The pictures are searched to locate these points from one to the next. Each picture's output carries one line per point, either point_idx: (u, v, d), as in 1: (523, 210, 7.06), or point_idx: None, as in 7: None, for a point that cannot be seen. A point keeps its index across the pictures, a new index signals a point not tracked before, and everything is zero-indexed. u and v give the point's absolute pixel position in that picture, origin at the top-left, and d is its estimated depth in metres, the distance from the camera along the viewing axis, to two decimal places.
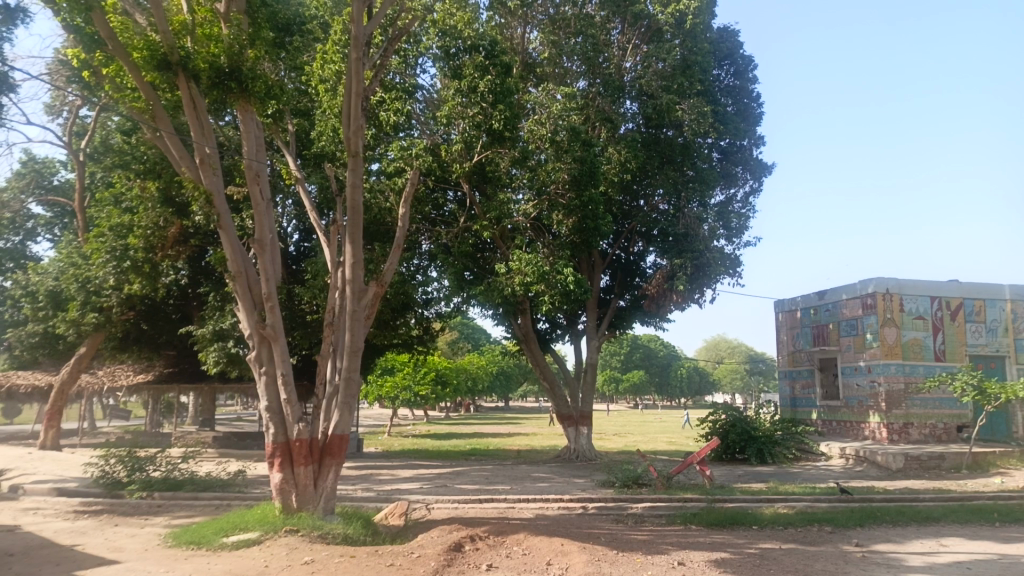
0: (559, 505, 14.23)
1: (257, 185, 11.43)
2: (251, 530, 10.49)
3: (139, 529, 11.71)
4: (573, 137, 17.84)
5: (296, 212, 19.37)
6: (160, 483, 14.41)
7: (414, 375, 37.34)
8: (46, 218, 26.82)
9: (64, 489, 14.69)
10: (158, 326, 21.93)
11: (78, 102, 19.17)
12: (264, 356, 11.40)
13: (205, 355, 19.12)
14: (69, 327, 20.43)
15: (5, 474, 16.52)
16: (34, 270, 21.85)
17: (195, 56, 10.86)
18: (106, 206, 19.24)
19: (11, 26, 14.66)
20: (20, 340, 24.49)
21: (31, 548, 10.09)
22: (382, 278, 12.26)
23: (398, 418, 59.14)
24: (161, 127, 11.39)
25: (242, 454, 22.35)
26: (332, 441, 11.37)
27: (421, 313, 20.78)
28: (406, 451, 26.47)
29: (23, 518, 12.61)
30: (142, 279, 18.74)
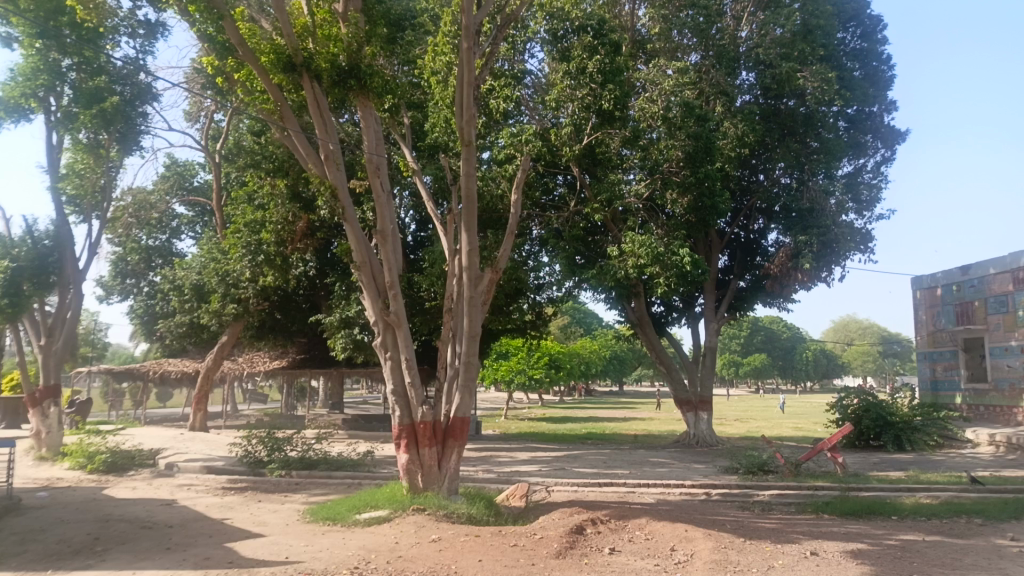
0: (682, 491, 14.00)
1: (377, 178, 11.84)
2: (381, 508, 10.97)
3: (280, 505, 12.51)
4: (687, 113, 17.41)
5: (412, 202, 19.89)
6: (297, 462, 15.31)
7: (528, 360, 37.78)
8: (188, 218, 29.37)
9: (213, 467, 15.90)
10: (290, 315, 23.24)
11: (213, 106, 20.55)
12: (389, 342, 11.81)
13: (334, 341, 20.15)
14: (212, 318, 21.99)
15: (162, 452, 18.10)
16: (180, 265, 23.65)
17: (316, 57, 11.35)
18: (240, 204, 20.55)
19: (152, 40, 15.89)
20: (170, 331, 26.62)
21: (188, 521, 11.01)
22: (497, 264, 12.45)
23: (513, 401, 60.02)
24: (288, 127, 11.91)
25: (369, 435, 23.40)
26: (455, 424, 11.70)
27: (533, 298, 20.83)
28: (523, 434, 26.81)
29: (180, 493, 13.77)
30: (275, 271, 20.07)
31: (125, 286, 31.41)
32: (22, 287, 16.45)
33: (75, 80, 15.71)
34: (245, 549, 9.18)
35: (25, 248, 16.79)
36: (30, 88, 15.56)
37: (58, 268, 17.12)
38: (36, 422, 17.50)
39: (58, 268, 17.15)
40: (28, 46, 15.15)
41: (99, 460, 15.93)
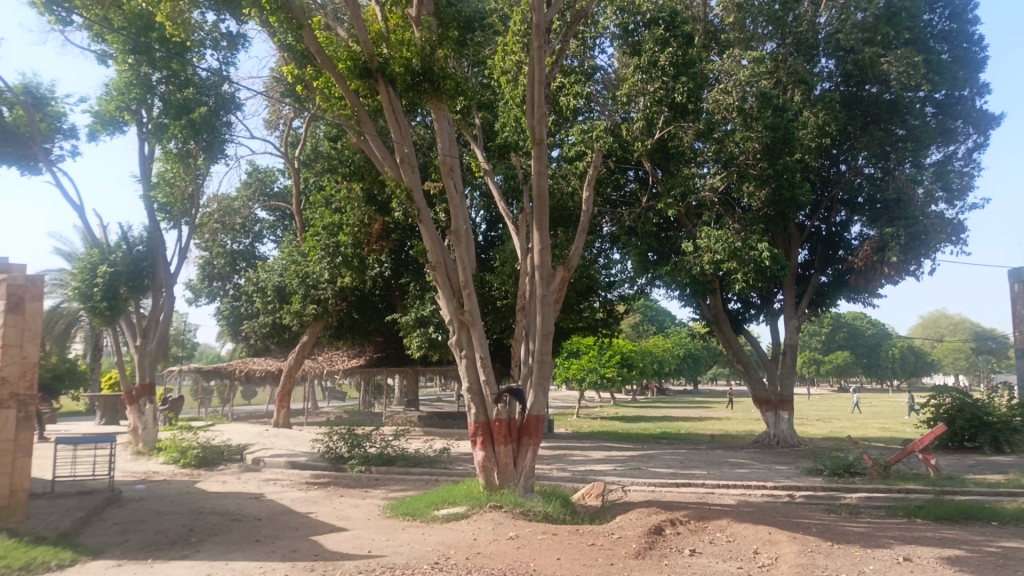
0: (763, 493, 13.63)
1: (450, 180, 11.99)
2: (458, 504, 11.10)
3: (361, 500, 12.84)
4: (764, 103, 17.03)
5: (483, 202, 20.01)
6: (376, 458, 15.68)
7: (600, 358, 37.47)
8: (269, 222, 30.58)
9: (297, 462, 16.45)
10: (367, 314, 23.75)
11: (291, 114, 21.28)
12: (464, 341, 11.92)
13: (410, 340, 20.48)
14: (294, 318, 22.70)
15: (249, 448, 18.86)
16: (262, 268, 24.55)
17: (390, 63, 11.60)
18: (319, 208, 21.17)
19: (234, 51, 16.54)
20: (255, 331, 27.67)
21: (275, 514, 11.42)
22: (569, 262, 12.45)
23: (584, 400, 59.73)
24: (365, 131, 12.17)
25: (444, 433, 23.74)
26: (529, 422, 11.76)
27: (604, 296, 20.38)
28: (596, 433, 26.67)
29: (266, 487, 14.32)
30: (352, 272, 20.55)
31: (212, 289, 32.78)
32: (119, 290, 17.37)
33: (164, 93, 16.45)
34: (329, 542, 9.45)
35: (121, 253, 17.69)
36: (124, 101, 16.38)
37: (151, 272, 18.00)
38: (133, 418, 18.49)
39: (151, 273, 18.04)
40: (122, 62, 15.94)
41: (191, 454, 16.69)
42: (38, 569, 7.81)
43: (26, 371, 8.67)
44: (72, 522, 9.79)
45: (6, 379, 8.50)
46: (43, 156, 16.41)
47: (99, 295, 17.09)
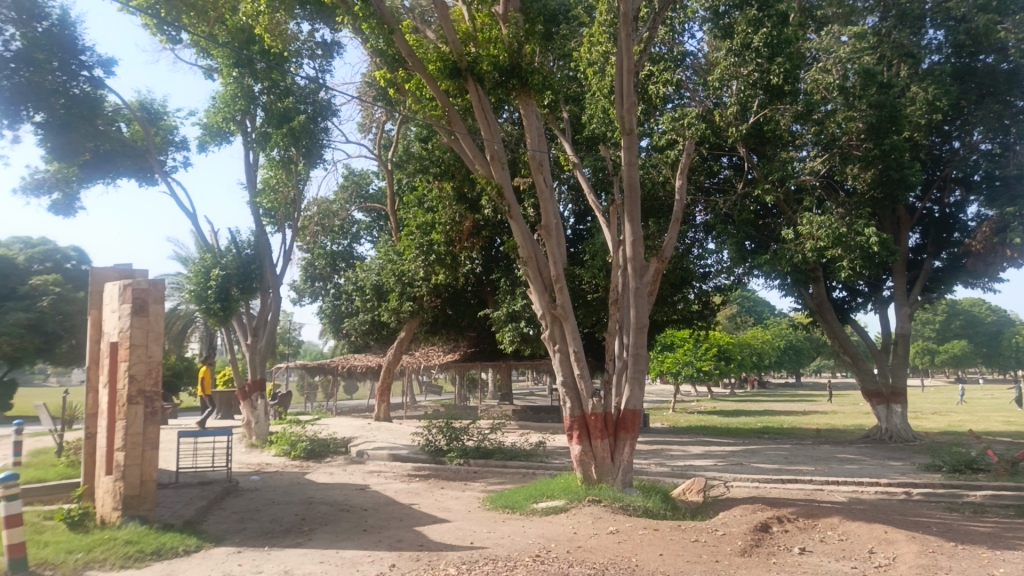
0: (877, 490, 13.00)
1: (540, 175, 12.06)
2: (557, 498, 11.11)
3: (461, 492, 13.09)
4: (867, 80, 16.13)
5: (573, 196, 19.93)
6: (474, 451, 15.96)
7: (695, 351, 36.44)
8: (366, 223, 31.54)
9: (398, 455, 16.95)
10: (461, 310, 23.99)
11: (383, 117, 21.89)
12: (557, 335, 11.91)
13: (502, 334, 20.65)
14: (392, 315, 23.46)
15: (353, 441, 19.58)
16: (360, 268, 25.38)
17: (479, 61, 11.71)
18: (413, 207, 21.65)
19: (329, 59, 17.16)
20: (355, 329, 28.67)
21: (381, 505, 11.82)
22: (662, 253, 12.22)
23: (679, 393, 58.59)
24: (456, 130, 12.33)
25: (539, 426, 23.81)
26: (626, 416, 11.64)
27: (699, 287, 20.01)
28: (694, 428, 26.09)
29: (371, 479, 14.82)
30: (446, 270, 21.19)
31: (315, 289, 34.27)
32: (231, 292, 18.35)
33: (266, 103, 17.17)
34: (433, 533, 9.69)
35: (231, 256, 18.66)
36: (229, 112, 17.27)
37: (259, 274, 18.98)
38: (247, 413, 19.57)
39: (259, 275, 19.01)
40: (227, 76, 16.78)
41: (300, 447, 17.46)
42: (167, 554, 8.38)
43: (151, 370, 9.27)
44: (196, 510, 10.45)
45: (134, 377, 9.14)
46: (159, 168, 17.55)
47: (213, 297, 18.13)
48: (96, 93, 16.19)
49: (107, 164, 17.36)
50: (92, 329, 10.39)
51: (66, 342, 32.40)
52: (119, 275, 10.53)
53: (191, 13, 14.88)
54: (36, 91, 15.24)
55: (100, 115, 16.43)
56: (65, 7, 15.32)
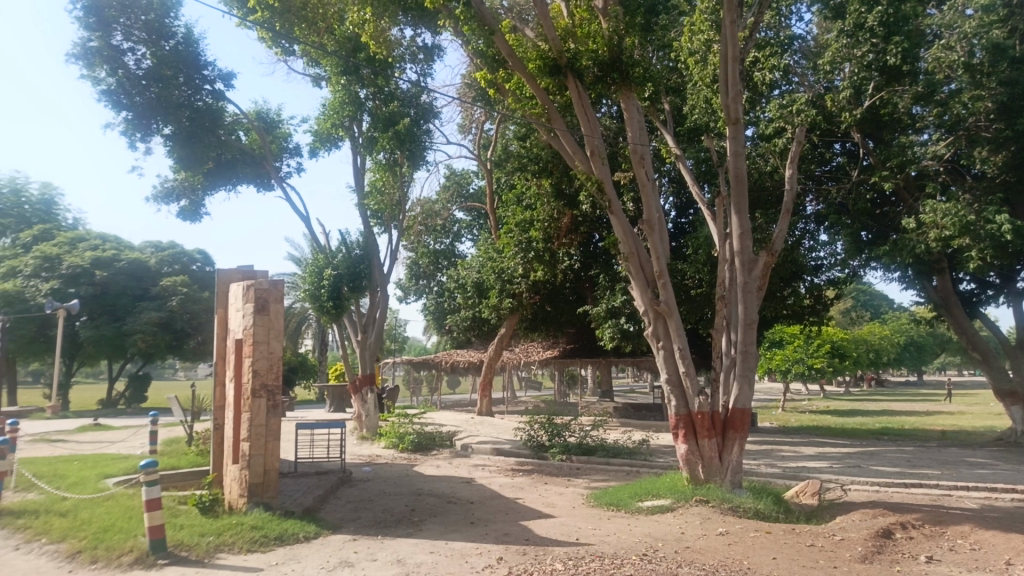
0: (1013, 498, 12.08)
1: (642, 169, 11.89)
2: (663, 497, 10.93)
3: (565, 488, 13.12)
4: (997, 56, 15.10)
5: (674, 188, 19.55)
6: (576, 448, 15.96)
7: (806, 348, 34.92)
8: (467, 222, 32.08)
9: (501, 450, 17.18)
10: (560, 306, 23.82)
11: (483, 116, 22.22)
12: (661, 332, 11.72)
13: (602, 331, 20.52)
14: (492, 312, 23.81)
15: (458, 435, 20.03)
16: (462, 265, 25.85)
17: (580, 57, 11.69)
18: (511, 206, 21.87)
19: (431, 62, 17.55)
20: (457, 325, 29.25)
21: (486, 499, 12.03)
22: (772, 247, 11.80)
23: (789, 392, 56.28)
24: (556, 127, 12.35)
25: (641, 424, 23.52)
26: (734, 415, 11.33)
27: (811, 280, 19.20)
28: (805, 428, 25.04)
29: (475, 473, 15.10)
30: (544, 266, 21.23)
31: (419, 287, 35.23)
32: (342, 290, 19.13)
33: (373, 108, 17.78)
34: (538, 528, 9.77)
35: (342, 256, 19.41)
36: (338, 117, 17.99)
37: (368, 273, 19.71)
38: (358, 406, 20.35)
39: (368, 274, 19.73)
40: (335, 84, 17.39)
41: (408, 440, 18.03)
42: (289, 540, 8.86)
43: (273, 365, 9.82)
44: (313, 499, 10.98)
45: (257, 372, 9.71)
46: (275, 174, 18.50)
47: (325, 295, 18.96)
48: (217, 105, 17.26)
49: (229, 171, 18.42)
50: (219, 327, 11.10)
51: (193, 339, 34.80)
52: (242, 275, 11.19)
53: (302, 25, 15.77)
54: (164, 106, 16.46)
55: (221, 126, 17.48)
56: (189, 26, 16.46)
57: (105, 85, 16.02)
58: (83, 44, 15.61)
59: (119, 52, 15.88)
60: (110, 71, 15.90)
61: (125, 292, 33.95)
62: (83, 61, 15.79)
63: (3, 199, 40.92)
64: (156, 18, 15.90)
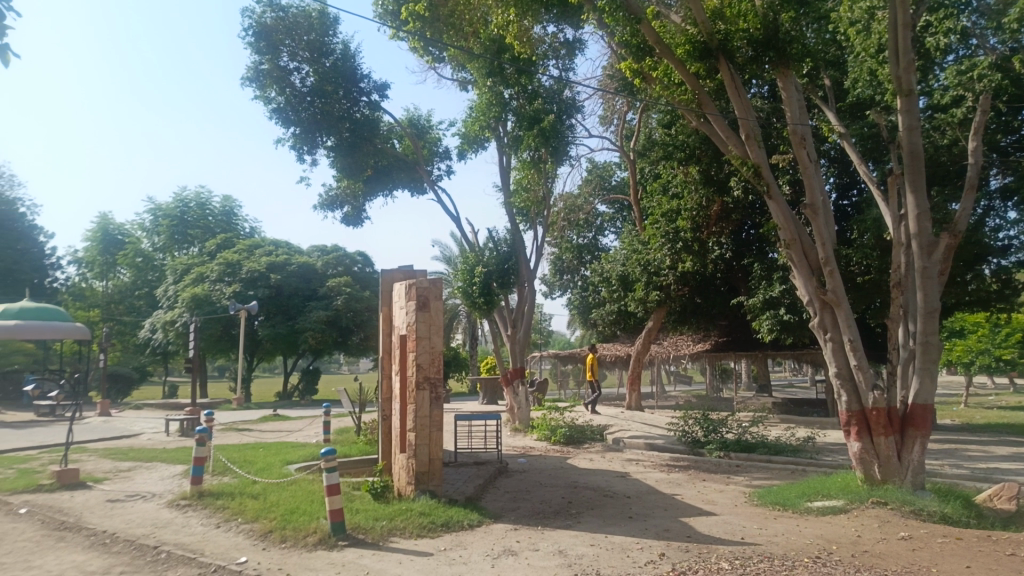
0: None
1: (803, 150, 11.25)
2: (834, 498, 10.33)
3: (724, 485, 12.70)
4: None
5: (835, 168, 18.41)
6: (735, 444, 15.41)
7: (993, 338, 31.52)
8: (609, 215, 31.81)
9: (655, 445, 16.91)
10: (711, 298, 23.18)
11: (625, 107, 21.93)
12: (828, 322, 11.06)
13: (759, 323, 19.59)
14: (639, 305, 23.46)
15: (609, 429, 19.96)
16: (606, 258, 25.67)
17: (731, 38, 11.29)
18: (656, 196, 21.33)
19: (573, 56, 17.59)
20: (603, 319, 29.15)
21: (643, 494, 11.88)
22: (955, 228, 10.75)
23: (972, 386, 51.08)
24: (707, 112, 11.99)
25: (804, 421, 22.28)
26: (914, 411, 10.52)
27: (997, 262, 17.41)
28: (995, 426, 22.61)
29: (629, 467, 14.96)
30: (693, 258, 20.48)
31: (563, 282, 35.41)
32: (492, 286, 19.64)
33: (517, 108, 18.01)
34: (700, 525, 9.53)
35: (490, 253, 19.88)
36: (485, 119, 18.41)
37: (515, 269, 20.06)
38: (510, 399, 20.80)
39: (515, 270, 20.08)
40: (482, 86, 17.86)
41: (560, 433, 18.21)
42: (455, 527, 9.21)
43: (434, 359, 10.23)
44: (474, 489, 11.36)
45: (420, 365, 10.16)
46: (427, 178, 19.23)
47: (477, 292, 19.54)
48: (374, 116, 18.18)
49: (385, 177, 19.32)
50: (384, 324, 11.73)
51: (355, 335, 37.08)
52: (404, 275, 11.77)
53: (450, 32, 16.66)
54: (328, 119, 17.67)
55: (378, 135, 18.41)
56: (346, 42, 17.49)
57: (275, 104, 17.43)
58: (256, 67, 17.09)
59: (286, 72, 17.24)
60: (279, 90, 17.31)
61: (296, 293, 36.72)
62: (255, 82, 17.29)
63: (192, 212, 45.64)
64: (317, 37, 17.14)
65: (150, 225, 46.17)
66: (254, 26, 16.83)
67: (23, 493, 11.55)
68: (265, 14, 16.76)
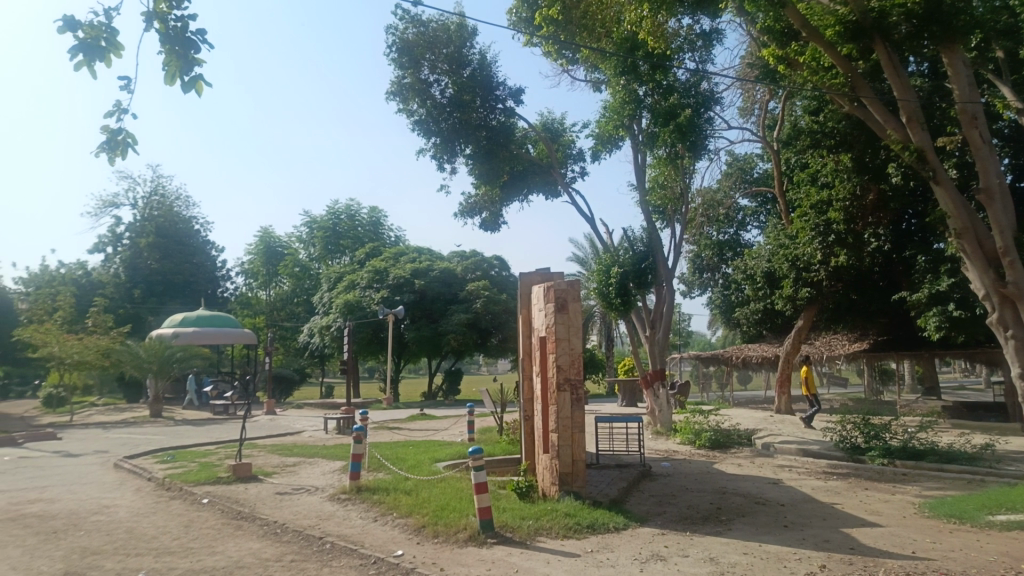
0: None
1: (974, 130, 10.62)
2: (1022, 512, 9.33)
3: (890, 495, 11.80)
4: None
5: (1010, 147, 16.76)
6: (900, 452, 14.29)
7: None
8: (752, 209, 30.51)
9: (809, 450, 16.02)
10: (868, 295, 21.66)
11: (766, 96, 20.91)
12: (1008, 316, 10.68)
13: (924, 320, 17.90)
14: (786, 303, 22.26)
15: (757, 433, 19.10)
16: (750, 255, 24.62)
17: (886, 14, 10.62)
18: (803, 187, 20.30)
19: (710, 47, 17.06)
20: (747, 318, 28.03)
21: (798, 502, 11.29)
22: None
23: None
24: (862, 96, 11.66)
25: (981, 427, 20.25)
26: None
27: None
28: None
29: (782, 474, 14.25)
30: (848, 250, 19.17)
31: (703, 280, 34.31)
32: (629, 287, 19.41)
33: (652, 104, 17.53)
34: (864, 537, 8.92)
35: (627, 253, 19.64)
36: (619, 119, 18.23)
37: (653, 269, 19.70)
38: (651, 401, 20.39)
39: (653, 269, 19.71)
40: (615, 85, 17.65)
41: (705, 437, 17.67)
42: (601, 529, 9.18)
43: (574, 360, 10.25)
44: (619, 491, 11.27)
45: (561, 367, 10.21)
46: (563, 181, 19.27)
47: (614, 293, 19.41)
48: (509, 122, 18.52)
49: (521, 182, 19.57)
50: (523, 326, 11.89)
51: (494, 337, 37.95)
52: (542, 277, 11.89)
53: (584, 33, 16.76)
54: (465, 128, 18.21)
55: (513, 141, 18.66)
56: (483, 52, 17.97)
57: (417, 116, 18.22)
58: (399, 81, 17.95)
59: (427, 84, 17.97)
60: (420, 103, 18.08)
61: (438, 297, 38.03)
62: (399, 96, 18.16)
63: (342, 223, 48.52)
64: (455, 49, 17.75)
65: (306, 237, 49.58)
66: (397, 43, 17.70)
67: (205, 484, 12.74)
68: (407, 30, 17.60)
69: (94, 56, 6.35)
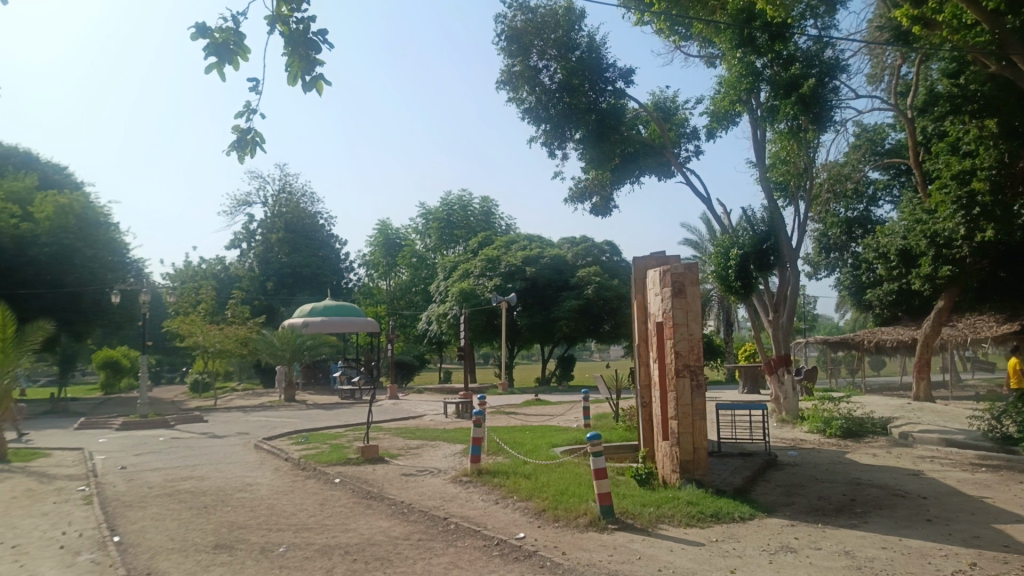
0: None
1: None
2: None
3: None
4: None
5: None
6: None
7: None
8: (883, 181, 28.57)
9: (953, 440, 14.88)
10: (1018, 272, 20.00)
11: (899, 61, 19.30)
12: None
13: None
14: (924, 283, 20.72)
15: (894, 422, 17.92)
16: (882, 232, 23.10)
17: None
18: (942, 157, 18.84)
19: (833, 12, 16.07)
20: (880, 299, 26.37)
21: (942, 494, 10.52)
22: None
23: None
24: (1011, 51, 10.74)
25: None
26: None
27: None
28: None
29: (923, 465, 13.31)
30: (997, 226, 17.27)
31: (830, 261, 32.51)
32: (749, 269, 18.73)
33: (771, 76, 16.75)
34: (1021, 534, 8.20)
35: (747, 235, 18.83)
36: (736, 93, 17.49)
37: (776, 249, 18.85)
38: (775, 388, 19.51)
39: (775, 249, 18.85)
40: (731, 59, 16.95)
41: (836, 425, 16.78)
42: (725, 518, 8.93)
43: (694, 346, 10.00)
44: (744, 480, 10.92)
45: (679, 353, 9.99)
46: (676, 162, 18.70)
47: (733, 276, 18.78)
48: (619, 103, 18.17)
49: (633, 165, 19.20)
50: (638, 312, 11.73)
51: (607, 323, 37.70)
52: (657, 262, 11.67)
53: (698, 6, 16.20)
54: (573, 113, 18.09)
55: (623, 123, 18.33)
56: (592, 34, 17.75)
57: (527, 103, 18.30)
58: (509, 70, 18.08)
59: (536, 71, 17.97)
60: (530, 90, 18.14)
61: (551, 284, 38.14)
62: (509, 84, 18.31)
63: (456, 213, 49.61)
64: (563, 33, 17.63)
65: (422, 228, 51.09)
66: (506, 31, 17.81)
67: (336, 465, 13.43)
68: (516, 18, 17.67)
69: (224, 58, 6.79)
